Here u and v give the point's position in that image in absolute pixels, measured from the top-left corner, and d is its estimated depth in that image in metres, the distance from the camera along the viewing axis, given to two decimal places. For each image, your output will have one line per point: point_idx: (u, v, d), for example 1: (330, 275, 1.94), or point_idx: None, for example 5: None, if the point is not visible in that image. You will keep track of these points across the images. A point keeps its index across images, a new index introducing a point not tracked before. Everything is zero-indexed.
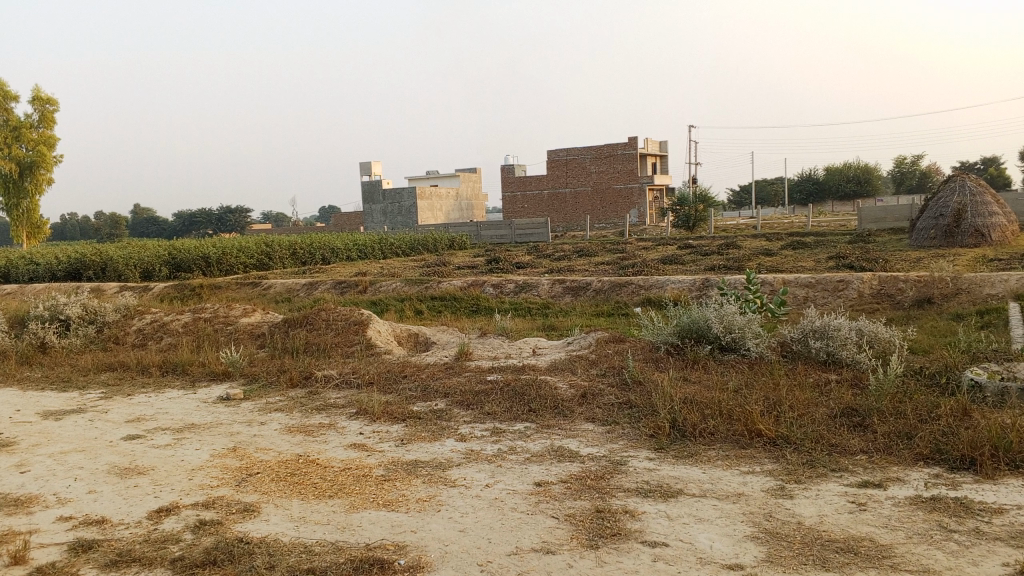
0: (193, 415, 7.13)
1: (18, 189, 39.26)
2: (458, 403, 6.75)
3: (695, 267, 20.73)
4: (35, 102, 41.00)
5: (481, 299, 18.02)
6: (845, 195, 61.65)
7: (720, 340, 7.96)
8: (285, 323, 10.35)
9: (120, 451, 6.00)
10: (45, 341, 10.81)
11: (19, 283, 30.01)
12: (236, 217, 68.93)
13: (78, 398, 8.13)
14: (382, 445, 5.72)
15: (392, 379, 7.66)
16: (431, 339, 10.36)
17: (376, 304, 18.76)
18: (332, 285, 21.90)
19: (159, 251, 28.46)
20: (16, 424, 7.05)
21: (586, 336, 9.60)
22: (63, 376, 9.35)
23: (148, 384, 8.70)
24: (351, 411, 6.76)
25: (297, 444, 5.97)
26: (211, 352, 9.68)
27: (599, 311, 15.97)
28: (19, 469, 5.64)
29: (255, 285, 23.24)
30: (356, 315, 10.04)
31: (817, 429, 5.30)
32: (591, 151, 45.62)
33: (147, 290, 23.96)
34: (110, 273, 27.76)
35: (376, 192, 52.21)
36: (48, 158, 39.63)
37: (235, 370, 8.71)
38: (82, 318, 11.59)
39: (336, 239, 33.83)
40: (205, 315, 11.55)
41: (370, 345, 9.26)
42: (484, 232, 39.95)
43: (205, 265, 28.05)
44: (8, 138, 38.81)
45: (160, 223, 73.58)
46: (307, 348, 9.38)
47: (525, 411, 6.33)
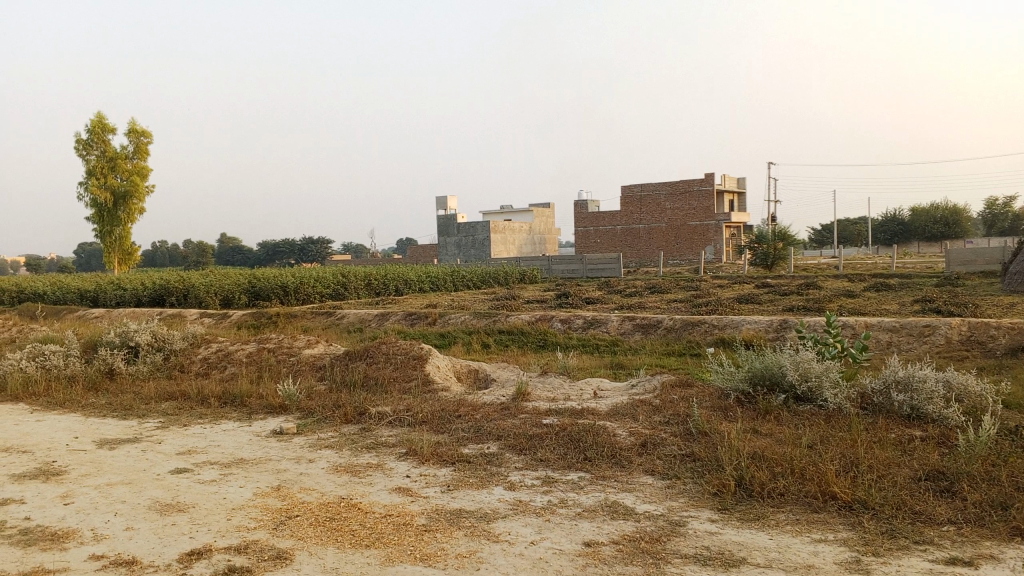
0: (244, 449, 7.01)
1: (112, 217, 40.84)
2: (511, 447, 6.46)
3: (771, 307, 20.04)
4: (131, 135, 42.75)
5: (549, 334, 17.73)
6: (932, 236, 59.40)
7: (794, 389, 7.49)
8: (345, 355, 10.24)
9: (165, 485, 5.89)
10: (113, 367, 10.97)
11: (107, 308, 31.04)
12: (317, 248, 70.59)
13: (135, 427, 8.14)
14: (427, 491, 5.46)
15: (447, 418, 7.42)
16: (491, 376, 10.11)
17: (443, 336, 18.65)
18: (402, 316, 21.90)
19: (238, 279, 29.06)
20: (71, 452, 7.05)
21: (652, 379, 9.21)
22: (125, 402, 9.42)
23: (205, 414, 8.66)
24: (401, 451, 6.53)
25: (342, 484, 5.75)
26: (270, 383, 9.62)
27: (670, 351, 15.49)
28: (63, 500, 5.56)
29: (327, 315, 23.45)
30: (416, 349, 9.86)
31: (899, 493, 4.83)
32: (667, 187, 45.10)
33: (225, 317, 24.44)
34: (191, 300, 28.45)
35: (451, 225, 52.81)
36: (140, 188, 41.18)
37: (291, 404, 8.60)
38: (150, 344, 11.74)
39: (409, 271, 34.07)
40: (269, 345, 11.55)
41: (428, 381, 9.05)
42: (556, 266, 39.75)
43: (282, 293, 28.52)
44: (105, 168, 40.53)
45: (244, 253, 75.73)
46: (365, 382, 9.22)
47: (581, 459, 6.00)
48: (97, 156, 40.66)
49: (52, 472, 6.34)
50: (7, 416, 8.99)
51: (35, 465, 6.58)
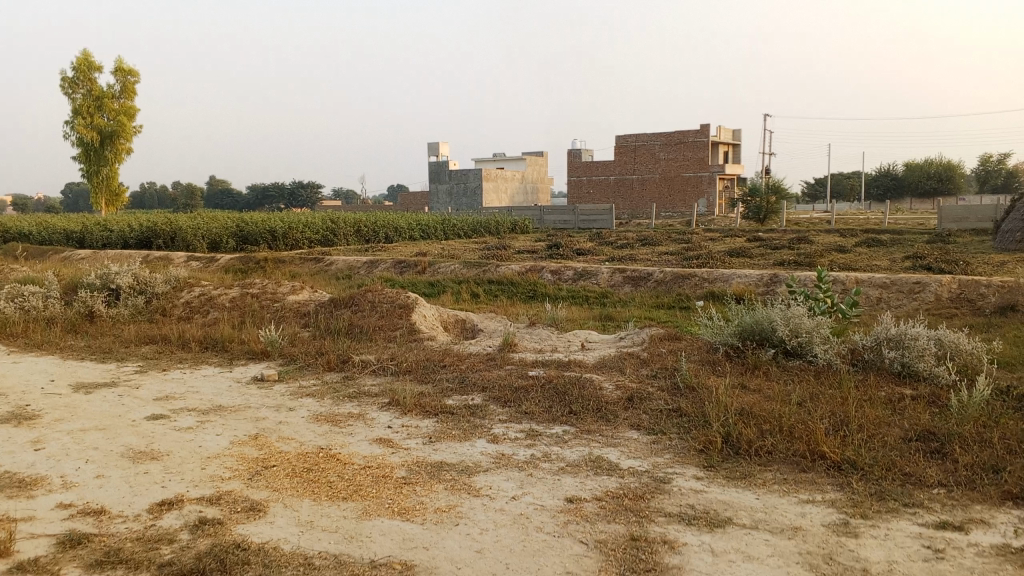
0: (223, 396, 6.86)
1: (98, 157, 40.14)
2: (496, 399, 6.33)
3: (763, 261, 19.90)
4: (117, 72, 41.86)
5: (538, 285, 17.57)
6: (925, 193, 59.24)
7: (784, 344, 7.38)
8: (330, 301, 10.06)
9: (140, 432, 5.75)
10: (93, 310, 10.77)
11: (93, 249, 30.67)
12: (308, 193, 69.94)
13: (113, 372, 7.98)
14: (408, 442, 5.33)
15: (431, 369, 7.27)
16: (478, 326, 9.96)
17: (432, 284, 18.46)
18: (391, 264, 21.68)
19: (227, 223, 28.69)
20: (45, 396, 6.89)
21: (641, 332, 9.09)
22: (105, 346, 9.24)
23: (186, 360, 8.50)
24: (383, 401, 6.39)
25: (321, 434, 5.61)
26: (253, 329, 9.43)
27: (659, 303, 15.37)
28: (34, 446, 5.42)
29: (315, 260, 23.21)
30: (402, 297, 9.68)
31: (888, 453, 4.73)
32: (661, 137, 44.62)
33: (212, 261, 24.16)
34: (179, 243, 28.11)
35: (442, 173, 52.33)
36: (127, 128, 40.45)
37: (274, 350, 8.42)
38: (132, 287, 11.52)
39: (399, 218, 33.76)
40: (254, 289, 11.33)
41: (414, 330, 8.89)
42: (547, 216, 39.48)
43: (271, 238, 28.20)
44: (91, 107, 39.75)
45: (234, 196, 74.99)
46: (349, 330, 9.05)
47: (566, 412, 5.88)
48: (83, 93, 39.83)
49: (24, 417, 6.18)
50: None
51: (7, 409, 6.42)
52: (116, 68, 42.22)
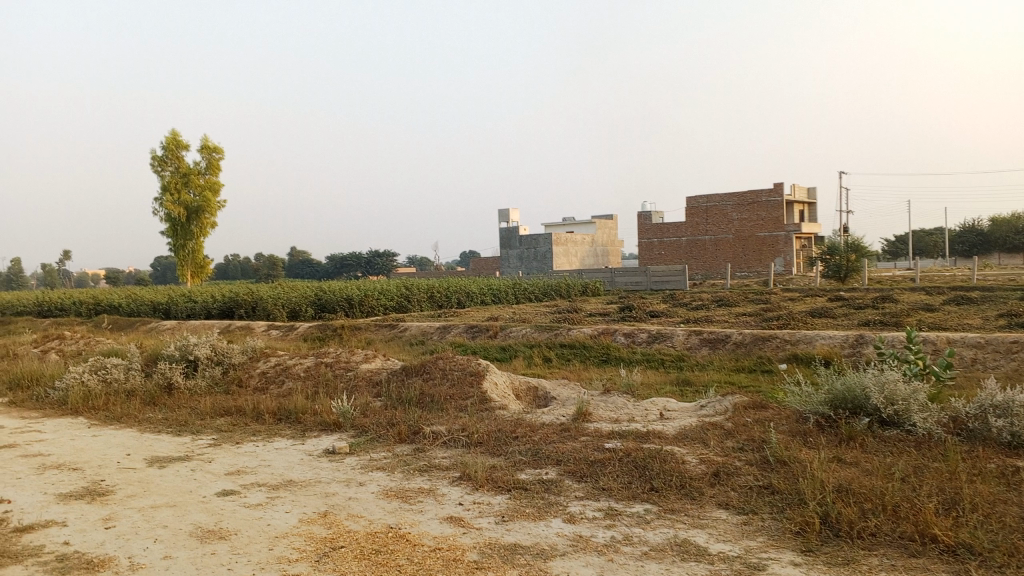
0: (294, 470, 6.74)
1: (185, 231, 41.68)
2: (572, 473, 6.06)
3: (846, 321, 19.17)
4: (203, 150, 43.73)
5: (612, 349, 17.21)
6: (1014, 247, 56.92)
7: (880, 413, 6.91)
8: (402, 370, 9.95)
9: (210, 509, 5.65)
10: (171, 381, 10.90)
11: (178, 319, 31.57)
12: (383, 261, 71.26)
13: (188, 445, 7.98)
14: (480, 522, 5.08)
15: (503, 440, 7.03)
16: (551, 394, 9.69)
17: (504, 349, 18.29)
18: (463, 329, 21.64)
19: (305, 292, 29.25)
20: (120, 470, 6.89)
21: (723, 399, 8.68)
22: (181, 418, 9.28)
23: (259, 432, 8.45)
24: (454, 475, 6.16)
25: (391, 512, 5.41)
26: (325, 398, 9.31)
27: (739, 367, 14.85)
28: (105, 524, 5.36)
29: (390, 327, 23.34)
30: (473, 364, 9.51)
31: (1010, 536, 4.27)
32: (734, 197, 44.09)
33: (291, 329, 24.53)
34: (259, 312, 28.73)
35: (513, 238, 52.69)
36: (212, 203, 42.01)
37: (345, 421, 8.26)
38: (209, 358, 11.65)
39: (471, 283, 33.93)
40: (327, 358, 11.31)
41: (485, 399, 8.68)
42: (618, 278, 39.24)
43: (347, 306, 28.58)
44: (179, 184, 41.47)
45: (313, 266, 76.92)
46: (421, 399, 8.88)
47: (647, 490, 5.55)
48: (171, 171, 41.65)
49: (98, 492, 6.16)
50: (65, 431, 8.94)
51: (83, 485, 6.42)
52: (203, 145, 44.14)
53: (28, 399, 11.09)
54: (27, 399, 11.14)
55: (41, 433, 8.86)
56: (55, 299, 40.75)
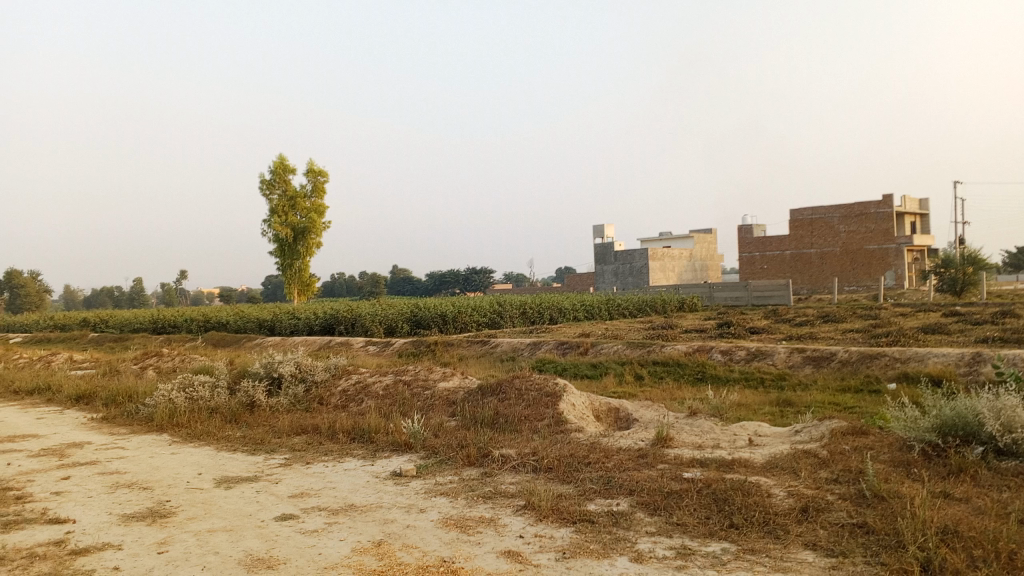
0: (358, 493, 6.51)
1: (292, 252, 42.86)
2: (645, 505, 5.61)
3: (964, 338, 17.87)
4: (310, 173, 44.96)
5: (708, 366, 16.50)
6: None
7: (995, 441, 6.20)
8: (478, 389, 9.67)
9: (265, 534, 5.47)
10: (254, 400, 10.93)
11: (281, 335, 32.33)
12: (481, 278, 71.61)
13: (260, 464, 7.88)
14: (539, 558, 4.71)
15: (575, 466, 6.64)
16: (634, 415, 9.22)
17: (595, 366, 17.79)
18: (554, 345, 21.23)
19: (402, 309, 29.46)
20: (187, 491, 6.83)
21: (819, 424, 8.03)
22: (258, 437, 9.22)
23: (331, 451, 8.26)
24: (518, 505, 5.80)
25: (447, 543, 5.09)
26: (399, 417, 9.07)
27: (844, 387, 13.95)
28: (157, 548, 5.23)
29: (482, 343, 23.15)
30: (550, 384, 9.14)
31: None
32: (840, 209, 42.28)
33: (387, 345, 24.67)
34: (358, 329, 29.10)
35: (608, 254, 52.14)
36: (318, 224, 43.11)
37: (416, 441, 7.97)
38: (293, 375, 11.62)
39: (565, 299, 33.53)
40: (406, 375, 11.11)
41: (561, 420, 8.30)
42: (717, 293, 38.13)
43: (441, 322, 28.56)
44: (286, 207, 42.77)
45: (413, 283, 78.08)
46: (495, 420, 8.56)
47: (725, 526, 5.06)
48: (280, 194, 42.97)
49: (161, 514, 6.09)
50: (147, 449, 9.02)
51: (148, 505, 6.36)
52: (310, 168, 45.36)
53: (120, 416, 11.31)
54: (120, 415, 11.36)
55: (124, 450, 8.96)
56: (170, 316, 42.54)
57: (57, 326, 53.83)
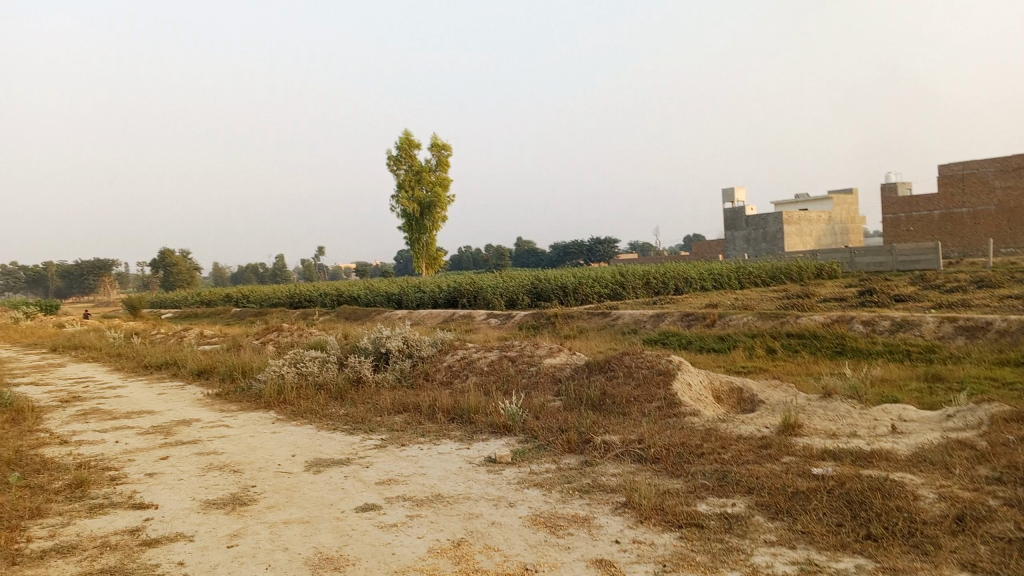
0: (448, 479, 6.01)
1: (419, 226, 43.26)
2: (764, 508, 4.86)
3: None
4: (434, 149, 45.18)
5: (848, 338, 15.17)
6: None
7: None
8: (587, 366, 9.03)
9: (341, 528, 5.05)
10: (360, 375, 10.66)
11: (408, 308, 32.59)
12: (606, 248, 70.48)
13: (356, 444, 7.52)
14: (634, 570, 4.06)
15: (685, 458, 5.93)
16: (759, 397, 8.36)
17: (723, 339, 16.76)
18: (679, 317, 20.21)
19: (524, 281, 29.00)
20: (275, 475, 6.54)
21: (977, 407, 6.94)
22: (360, 414, 8.91)
23: (430, 430, 7.82)
24: (618, 502, 5.16)
25: (532, 547, 4.49)
26: (501, 396, 8.54)
27: (1003, 360, 12.48)
28: (228, 541, 4.91)
29: (603, 315, 22.39)
30: (664, 362, 8.38)
31: None
32: (995, 164, 38.91)
33: (508, 317, 24.29)
34: (481, 302, 28.89)
35: (739, 219, 49.99)
36: (443, 198, 43.21)
37: (514, 424, 7.40)
38: (400, 351, 11.23)
39: (691, 268, 32.28)
40: (512, 349, 10.53)
41: (674, 403, 7.56)
42: (859, 259, 35.82)
43: (562, 294, 27.87)
44: (413, 182, 43.11)
45: (537, 254, 77.83)
46: (603, 401, 7.92)
47: (860, 538, 4.26)
48: (406, 170, 43.34)
49: (242, 501, 5.80)
50: (250, 427, 8.89)
51: (232, 492, 6.09)
52: (435, 143, 45.47)
53: (234, 393, 11.34)
54: (233, 392, 11.41)
55: (228, 429, 8.87)
56: (305, 291, 43.94)
57: (203, 301, 56.90)
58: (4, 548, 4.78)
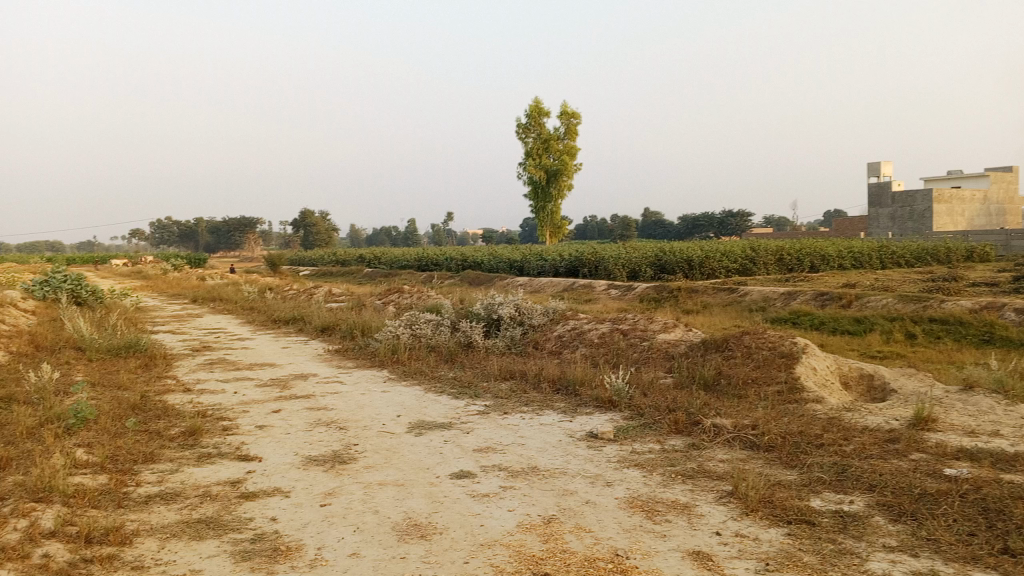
0: (547, 451, 5.82)
1: (544, 194, 43.10)
2: (886, 509, 4.42)
3: None
4: (563, 116, 44.71)
5: (999, 326, 13.98)
6: None
7: None
8: (702, 343, 8.65)
9: (434, 493, 4.95)
10: (471, 340, 10.62)
11: (529, 276, 32.61)
12: (738, 221, 68.29)
13: (460, 409, 7.45)
14: (733, 567, 3.75)
15: (801, 448, 5.52)
16: (891, 386, 7.74)
17: (858, 321, 15.81)
18: (811, 296, 19.23)
19: (648, 253, 28.37)
20: (378, 435, 6.53)
21: None
22: (467, 378, 8.85)
23: (534, 400, 7.65)
24: (723, 491, 4.83)
25: (626, 531, 4.24)
26: (611, 370, 8.28)
27: None
28: (321, 500, 4.88)
29: (730, 290, 21.60)
30: (786, 344, 7.89)
31: None
32: None
33: (629, 288, 23.85)
34: (603, 271, 28.52)
35: (884, 195, 47.22)
36: (570, 167, 42.76)
37: (620, 400, 7.14)
38: (512, 318, 11.11)
39: (828, 245, 30.70)
40: (625, 322, 10.20)
41: (795, 389, 7.09)
42: (1016, 242, 33.17)
43: (687, 267, 27.09)
44: (540, 149, 42.89)
45: (665, 226, 76.36)
46: (718, 382, 7.54)
47: (995, 552, 3.79)
48: (534, 137, 43.13)
49: (341, 460, 5.80)
50: (362, 385, 9.00)
51: (334, 449, 6.12)
52: (564, 110, 44.95)
53: (351, 350, 11.55)
54: (350, 350, 11.62)
55: (341, 386, 9.00)
56: (432, 255, 44.72)
57: (337, 260, 59.05)
58: (113, 491, 4.94)
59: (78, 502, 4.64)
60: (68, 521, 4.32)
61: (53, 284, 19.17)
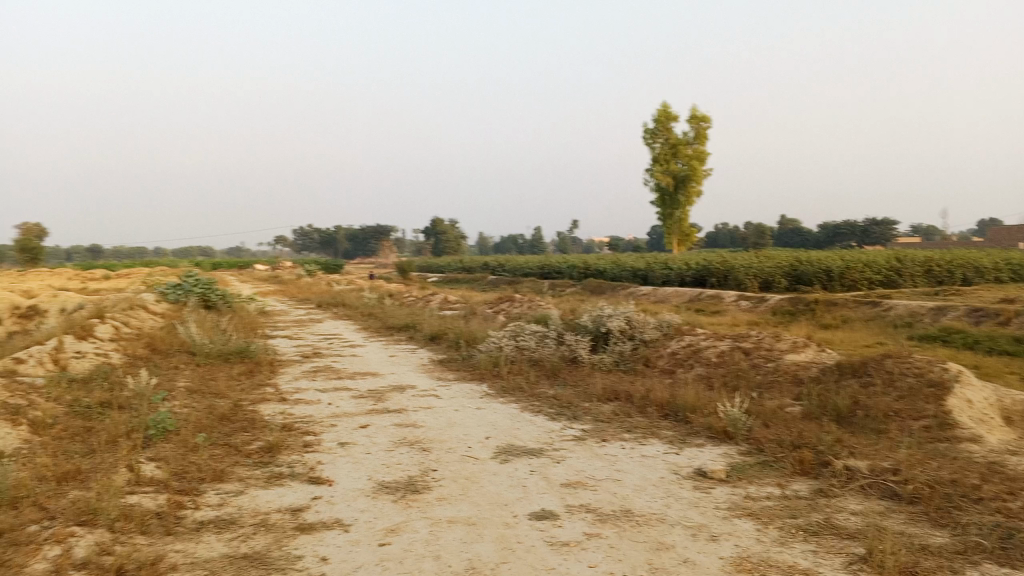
0: (645, 491, 5.08)
1: (672, 200, 41.81)
2: None
3: None
4: (693, 120, 43.32)
5: None
6: None
7: None
8: (836, 367, 7.65)
9: (507, 537, 4.32)
10: (578, 356, 9.93)
11: (654, 285, 31.53)
12: (882, 230, 64.36)
13: (556, 433, 6.79)
14: None
15: (954, 503, 4.55)
16: None
17: (1020, 342, 14.07)
18: (965, 313, 17.40)
19: (782, 263, 26.77)
20: (460, 460, 5.97)
21: None
22: (569, 396, 8.18)
23: (639, 425, 6.90)
24: (855, 555, 3.97)
25: None
26: (727, 395, 7.42)
27: None
28: (381, 539, 4.33)
29: (872, 304, 19.91)
30: (936, 371, 6.81)
31: None
32: None
33: (761, 300, 22.46)
34: (732, 282, 27.14)
35: None
36: (700, 172, 41.22)
37: (736, 431, 6.31)
38: (623, 332, 10.35)
39: (983, 256, 28.13)
40: (747, 339, 9.25)
41: (946, 424, 6.05)
42: None
43: (826, 279, 25.33)
44: (669, 155, 41.65)
45: (803, 235, 72.96)
46: (852, 415, 6.57)
47: None
48: (663, 143, 41.92)
49: (414, 489, 5.26)
50: (458, 400, 8.50)
51: (410, 475, 5.60)
52: (695, 113, 43.48)
53: (455, 362, 11.10)
54: (454, 361, 11.18)
55: (437, 400, 8.53)
56: (556, 263, 44.18)
57: (465, 267, 59.48)
58: (165, 515, 4.57)
59: (124, 527, 4.31)
60: (103, 551, 3.96)
61: (185, 288, 19.72)
